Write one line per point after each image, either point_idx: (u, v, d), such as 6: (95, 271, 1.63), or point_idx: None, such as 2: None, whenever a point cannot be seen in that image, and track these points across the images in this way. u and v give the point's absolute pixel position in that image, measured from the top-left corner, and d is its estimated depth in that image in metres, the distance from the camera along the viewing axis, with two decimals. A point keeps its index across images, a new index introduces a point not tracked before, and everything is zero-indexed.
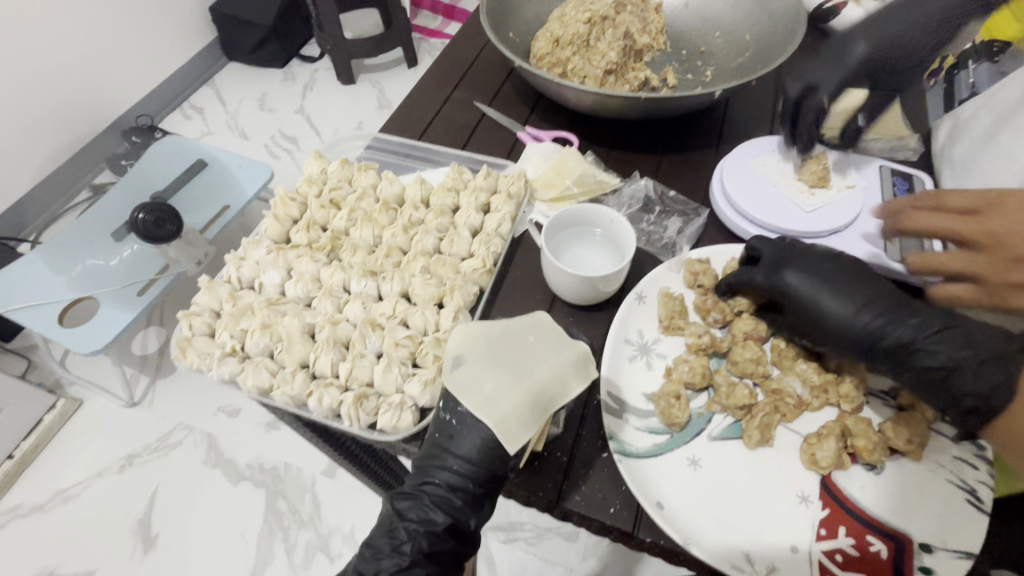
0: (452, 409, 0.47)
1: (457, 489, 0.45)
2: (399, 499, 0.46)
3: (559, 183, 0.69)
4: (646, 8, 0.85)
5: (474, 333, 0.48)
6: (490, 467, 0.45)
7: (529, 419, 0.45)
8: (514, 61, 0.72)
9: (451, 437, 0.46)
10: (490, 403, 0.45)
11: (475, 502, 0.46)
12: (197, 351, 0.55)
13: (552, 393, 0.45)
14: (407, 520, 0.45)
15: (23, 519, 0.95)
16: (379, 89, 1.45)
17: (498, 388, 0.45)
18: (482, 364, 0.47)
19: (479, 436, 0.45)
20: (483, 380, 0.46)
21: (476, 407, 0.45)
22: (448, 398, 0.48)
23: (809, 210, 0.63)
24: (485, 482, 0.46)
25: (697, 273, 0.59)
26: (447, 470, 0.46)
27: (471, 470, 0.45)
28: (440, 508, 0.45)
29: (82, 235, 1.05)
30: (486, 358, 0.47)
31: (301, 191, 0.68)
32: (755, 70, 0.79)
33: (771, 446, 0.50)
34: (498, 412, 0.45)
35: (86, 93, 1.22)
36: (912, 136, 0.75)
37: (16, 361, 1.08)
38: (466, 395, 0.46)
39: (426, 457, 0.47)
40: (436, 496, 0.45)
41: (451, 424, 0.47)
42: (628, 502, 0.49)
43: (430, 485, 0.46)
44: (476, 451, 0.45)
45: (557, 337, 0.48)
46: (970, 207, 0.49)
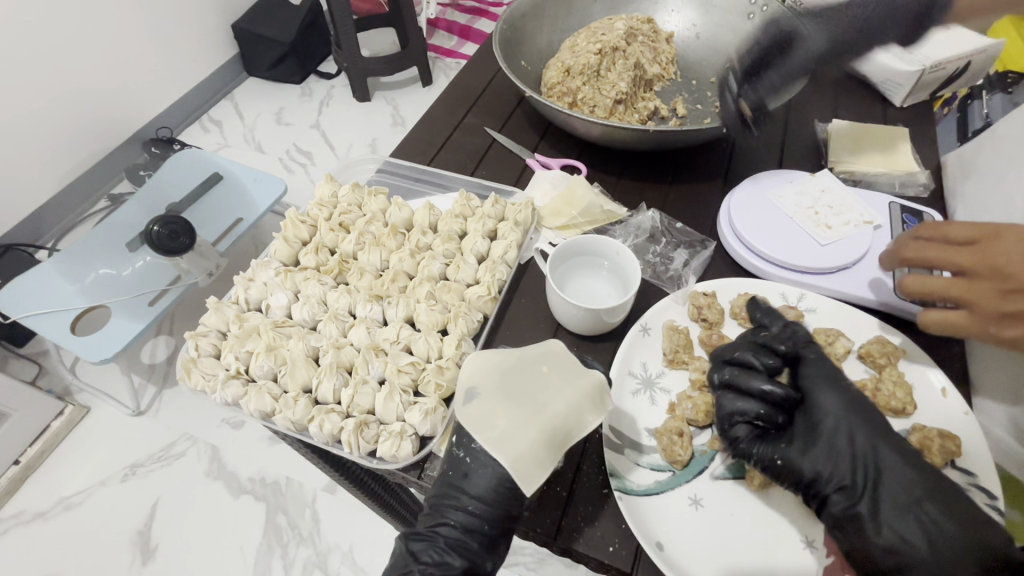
0: (465, 446, 0.47)
1: (472, 531, 0.45)
2: (414, 541, 0.47)
3: (566, 212, 0.70)
4: (658, 39, 0.86)
5: (488, 366, 0.48)
6: (502, 508, 0.45)
7: (547, 458, 0.44)
8: (524, 91, 0.73)
9: (466, 476, 0.47)
10: (506, 440, 0.44)
11: (491, 544, 0.46)
12: (202, 372, 0.56)
13: (568, 429, 0.45)
14: (422, 563, 0.45)
15: (25, 526, 0.95)
16: (394, 106, 1.47)
17: (513, 423, 0.45)
18: (498, 400, 0.46)
19: (493, 477, 0.45)
20: (497, 416, 0.45)
21: (491, 444, 0.44)
22: (463, 434, 0.48)
23: (824, 243, 0.63)
24: (499, 522, 0.45)
25: (701, 307, 0.59)
26: (461, 510, 0.46)
27: (484, 509, 0.45)
28: (457, 551, 0.45)
29: (98, 245, 1.07)
30: (501, 392, 0.47)
31: (311, 213, 0.69)
32: (764, 103, 0.79)
33: (774, 489, 0.49)
34: (514, 450, 0.44)
35: (109, 107, 1.26)
36: (922, 170, 0.74)
37: (28, 366, 1.09)
38: (481, 429, 0.45)
39: (440, 496, 0.47)
40: (452, 538, 0.45)
41: (465, 462, 0.47)
42: (628, 543, 0.48)
43: (446, 527, 0.46)
44: (489, 491, 0.45)
45: (573, 369, 0.48)
46: (956, 265, 0.51)
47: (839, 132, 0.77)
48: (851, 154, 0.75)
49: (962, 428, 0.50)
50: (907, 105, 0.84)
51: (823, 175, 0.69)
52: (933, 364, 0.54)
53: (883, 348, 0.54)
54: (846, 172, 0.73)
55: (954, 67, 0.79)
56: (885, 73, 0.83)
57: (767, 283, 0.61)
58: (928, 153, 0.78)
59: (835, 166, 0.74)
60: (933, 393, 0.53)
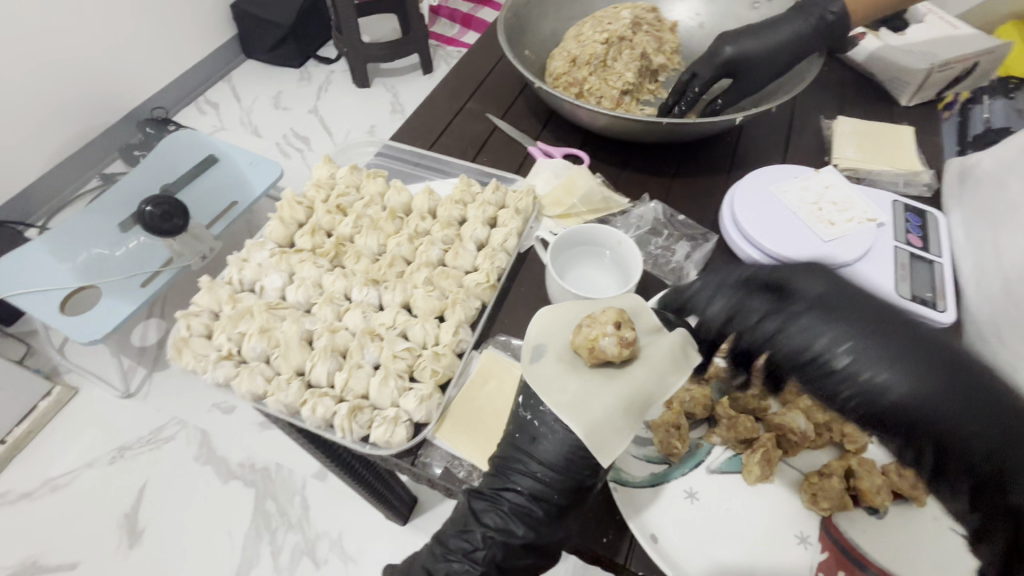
0: (532, 409, 0.47)
1: (539, 500, 0.44)
2: (476, 499, 0.46)
3: (566, 201, 0.69)
4: (661, 28, 0.84)
5: (556, 329, 0.49)
6: (572, 476, 0.44)
7: (623, 425, 0.43)
8: (533, 81, 0.72)
9: (533, 440, 0.46)
10: (578, 405, 0.44)
11: (557, 514, 0.45)
12: (194, 352, 0.55)
13: (647, 394, 0.44)
14: (483, 525, 0.45)
15: (10, 506, 0.94)
16: (393, 93, 1.45)
17: (586, 387, 0.45)
18: (564, 364, 0.47)
19: (564, 443, 0.45)
20: (566, 381, 0.45)
21: (560, 408, 0.44)
22: (530, 397, 0.47)
23: (827, 239, 0.61)
24: (568, 492, 0.44)
25: (585, 322, 0.46)
26: (526, 475, 0.45)
27: (552, 476, 0.44)
28: (519, 518, 0.44)
29: (89, 223, 1.05)
30: (567, 357, 0.47)
31: (308, 195, 0.67)
32: (769, 100, 0.77)
33: (771, 483, 0.49)
34: (586, 417, 0.43)
35: (103, 83, 1.23)
36: (926, 170, 0.73)
37: (15, 345, 1.07)
38: (549, 394, 0.45)
39: (505, 459, 0.46)
40: (516, 504, 0.45)
41: (533, 426, 0.46)
42: (622, 533, 0.48)
43: (511, 493, 0.45)
44: (558, 457, 0.44)
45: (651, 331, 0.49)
46: None
47: (844, 128, 0.77)
48: (855, 152, 0.74)
49: None
50: (913, 105, 0.83)
51: (826, 171, 0.69)
52: None
53: None
54: (848, 170, 0.73)
55: (960, 66, 0.79)
56: (891, 73, 0.82)
57: None
58: (932, 154, 0.78)
59: (837, 163, 0.74)
60: None
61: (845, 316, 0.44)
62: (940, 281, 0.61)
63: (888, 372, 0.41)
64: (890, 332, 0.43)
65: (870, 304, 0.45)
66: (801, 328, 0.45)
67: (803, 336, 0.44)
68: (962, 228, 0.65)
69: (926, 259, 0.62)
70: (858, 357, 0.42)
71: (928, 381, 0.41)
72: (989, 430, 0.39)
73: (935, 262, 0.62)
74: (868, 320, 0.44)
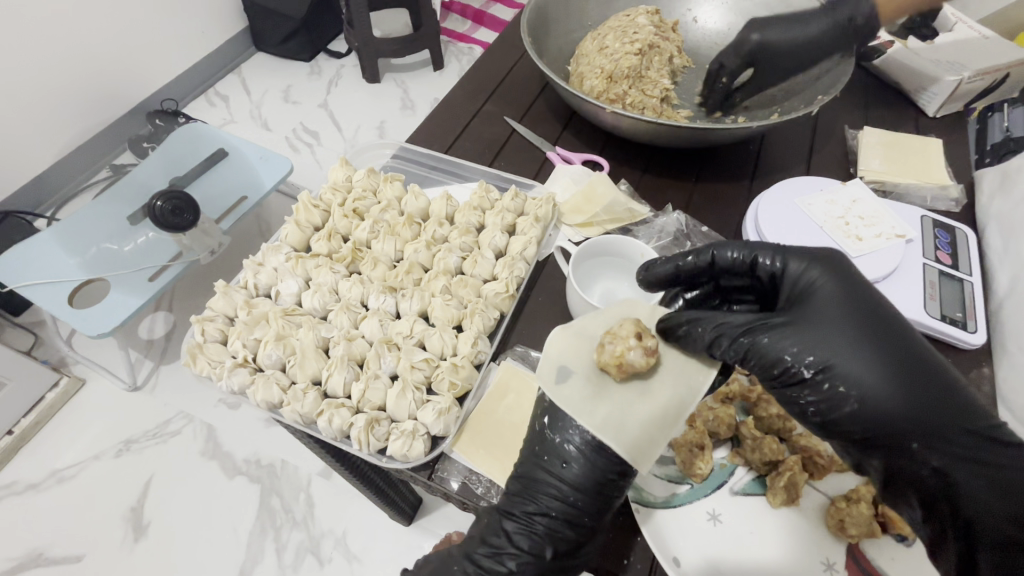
0: (561, 432, 0.45)
1: (572, 523, 0.44)
2: (507, 520, 0.45)
3: (587, 209, 0.67)
4: (666, 28, 0.82)
5: (579, 342, 0.46)
6: (601, 498, 0.44)
7: (660, 437, 0.42)
8: (569, 89, 0.69)
9: (563, 464, 0.45)
10: (614, 425, 0.42)
11: (586, 536, 0.45)
12: (208, 358, 0.54)
13: (681, 403, 0.43)
14: (518, 548, 0.44)
15: (17, 497, 0.94)
16: (404, 89, 1.44)
17: (619, 405, 0.43)
18: (593, 381, 0.44)
19: (596, 465, 0.44)
20: (596, 402, 0.43)
21: (597, 430, 0.42)
22: (557, 419, 0.46)
23: (855, 254, 0.60)
24: (598, 513, 0.44)
25: (606, 341, 0.43)
26: (558, 499, 0.44)
27: (583, 499, 0.44)
28: (552, 542, 0.44)
29: (99, 217, 1.05)
30: (597, 372, 0.44)
31: (324, 198, 0.66)
32: (798, 108, 0.75)
33: (797, 507, 0.48)
34: (625, 437, 0.42)
35: (113, 74, 1.22)
36: (954, 184, 0.71)
37: (23, 336, 1.07)
38: (583, 415, 0.42)
39: (534, 480, 0.45)
40: (550, 527, 0.44)
41: (564, 450, 0.45)
42: (644, 556, 0.47)
43: (543, 516, 0.44)
44: (588, 481, 0.44)
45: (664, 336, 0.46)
46: None
47: (871, 139, 0.75)
48: (882, 163, 0.72)
49: None
50: (940, 115, 0.82)
51: (853, 183, 0.67)
52: None
53: None
54: (875, 182, 0.72)
55: (991, 78, 0.77)
56: (918, 81, 0.81)
57: None
58: (959, 166, 0.76)
59: (864, 174, 0.72)
60: None
61: (831, 329, 0.41)
62: (970, 301, 0.59)
63: (879, 390, 0.39)
64: (886, 347, 0.40)
65: (848, 309, 0.42)
66: (773, 332, 0.41)
67: (774, 343, 0.41)
68: (993, 246, 0.64)
69: (956, 277, 0.61)
70: (830, 367, 0.40)
71: (901, 392, 0.39)
72: (946, 448, 0.38)
73: (965, 280, 0.61)
74: (838, 327, 0.41)
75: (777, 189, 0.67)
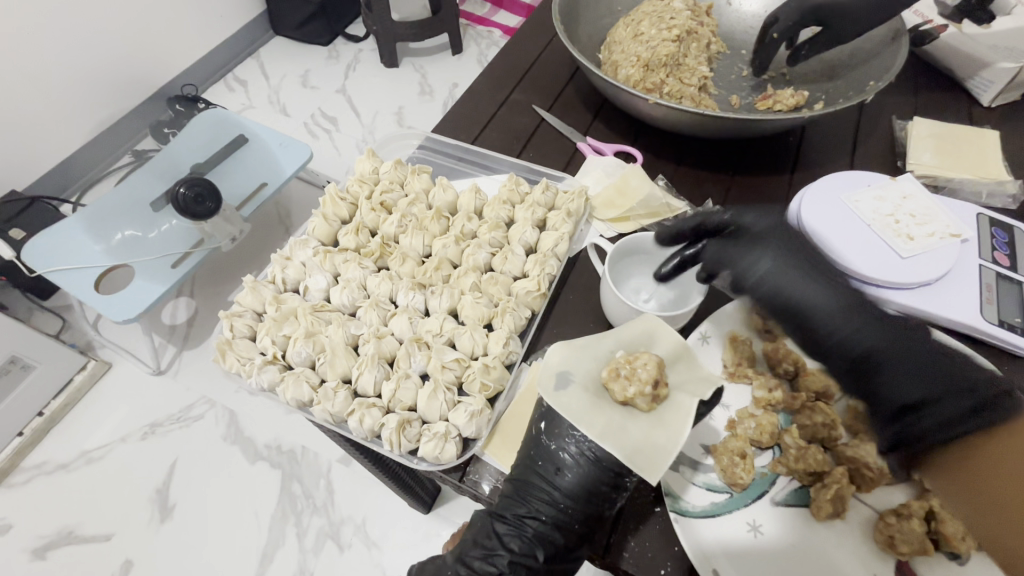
0: (556, 439, 0.45)
1: (562, 528, 0.44)
2: (498, 521, 0.45)
3: (620, 203, 0.65)
4: (701, 12, 0.78)
5: (580, 353, 0.47)
6: (596, 506, 0.44)
7: (663, 447, 0.41)
8: (602, 75, 0.66)
9: (557, 470, 0.44)
10: (615, 434, 0.42)
11: (576, 541, 0.44)
12: (237, 354, 0.53)
13: (681, 410, 0.43)
14: (507, 550, 0.43)
15: (48, 476, 0.96)
16: (422, 74, 1.41)
17: (623, 415, 0.44)
18: (590, 390, 0.45)
19: (591, 475, 0.43)
20: (594, 414, 0.43)
21: (597, 437, 0.42)
22: (554, 427, 0.45)
23: (906, 255, 0.57)
24: (587, 521, 0.44)
25: (622, 373, 0.44)
26: (549, 504, 0.44)
27: (573, 507, 0.44)
28: (541, 544, 0.44)
29: (124, 205, 1.05)
30: (593, 383, 0.45)
31: (351, 190, 0.65)
32: (845, 96, 0.71)
33: (842, 520, 0.46)
34: (626, 442, 0.42)
35: (136, 59, 1.22)
36: (1012, 179, 0.67)
37: (51, 320, 1.08)
38: (582, 421, 0.43)
39: (527, 484, 0.45)
40: (539, 531, 0.44)
41: (558, 457, 0.44)
42: (680, 566, 0.46)
43: (534, 519, 0.44)
44: (580, 489, 0.44)
45: (680, 350, 0.47)
46: None
47: (920, 130, 0.71)
48: (933, 157, 0.69)
49: None
50: (994, 105, 0.77)
51: (903, 179, 0.63)
52: None
53: None
54: (926, 177, 0.68)
55: None
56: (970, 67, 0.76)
57: None
58: (1015, 158, 0.72)
59: (913, 169, 0.68)
60: None
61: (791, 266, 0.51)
62: None
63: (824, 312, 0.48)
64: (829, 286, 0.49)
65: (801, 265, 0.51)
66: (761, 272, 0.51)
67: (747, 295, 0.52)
68: None
69: (1014, 280, 0.57)
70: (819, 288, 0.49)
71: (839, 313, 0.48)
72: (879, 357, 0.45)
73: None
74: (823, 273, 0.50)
75: (820, 186, 0.63)
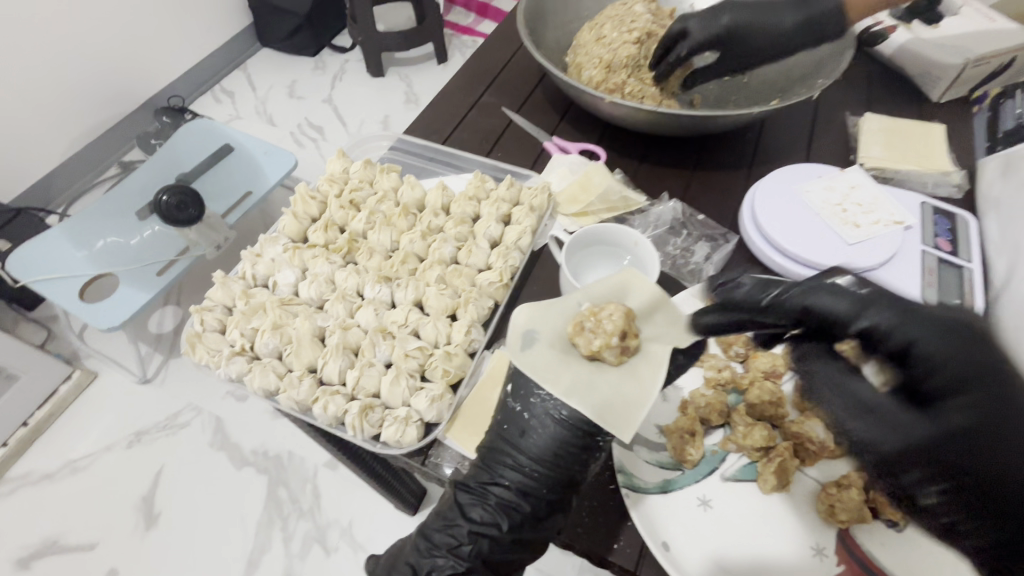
0: (522, 401, 0.46)
1: (528, 495, 0.44)
2: (462, 492, 0.46)
3: (582, 199, 0.67)
4: (664, 15, 0.81)
5: (550, 312, 0.47)
6: (563, 471, 0.44)
7: (632, 403, 0.42)
8: (560, 75, 0.69)
9: (521, 433, 0.46)
10: (582, 390, 0.43)
11: (545, 512, 0.44)
12: (207, 347, 0.55)
13: (652, 365, 0.44)
14: (469, 519, 0.44)
15: (32, 487, 0.96)
16: (407, 83, 1.44)
17: (592, 369, 0.44)
18: (559, 347, 0.45)
19: (555, 437, 0.44)
20: (561, 370, 0.44)
21: (562, 395, 0.42)
22: (520, 389, 0.47)
23: (851, 241, 0.59)
24: (554, 487, 0.44)
25: (588, 327, 0.44)
26: (515, 469, 0.45)
27: (538, 470, 0.44)
28: (506, 513, 0.44)
29: (107, 214, 1.06)
30: (562, 341, 0.46)
31: (321, 189, 0.67)
32: (800, 93, 0.74)
33: (787, 493, 0.48)
34: (593, 397, 0.42)
35: (121, 73, 1.24)
36: (957, 170, 0.70)
37: (36, 330, 1.09)
38: (545, 378, 0.43)
39: (493, 451, 0.46)
40: (503, 499, 0.44)
41: (523, 420, 0.46)
42: (633, 540, 0.48)
43: (497, 487, 0.45)
44: (546, 453, 0.44)
45: (650, 304, 0.47)
46: None
47: (873, 124, 0.74)
48: (882, 150, 0.72)
49: None
50: (945, 101, 0.80)
51: (851, 170, 0.66)
52: None
53: None
54: (876, 169, 0.70)
55: (998, 61, 0.75)
56: (922, 66, 0.79)
57: None
58: (965, 152, 0.75)
59: (864, 162, 0.71)
60: None
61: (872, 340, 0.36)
62: (970, 286, 0.59)
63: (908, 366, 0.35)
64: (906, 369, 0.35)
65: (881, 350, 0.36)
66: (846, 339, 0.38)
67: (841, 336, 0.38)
68: (997, 234, 0.63)
69: (955, 265, 0.60)
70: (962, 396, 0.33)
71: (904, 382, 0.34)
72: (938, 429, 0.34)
73: (964, 266, 0.60)
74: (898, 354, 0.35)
75: (772, 179, 0.66)
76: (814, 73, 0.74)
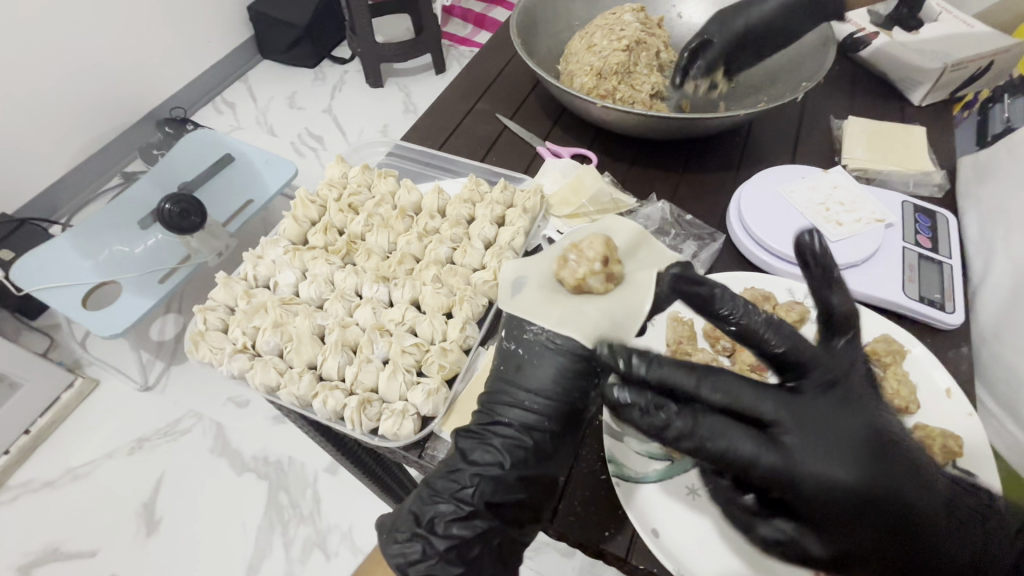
0: (517, 339, 0.47)
1: (531, 430, 0.45)
2: (463, 437, 0.47)
3: (574, 201, 0.69)
4: (652, 25, 0.84)
5: (533, 263, 0.50)
6: (562, 401, 0.46)
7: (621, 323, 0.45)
8: (551, 81, 0.71)
9: (518, 369, 0.47)
10: (573, 319, 0.45)
11: (548, 446, 0.46)
12: (210, 345, 0.57)
13: (638, 291, 0.46)
14: (472, 462, 0.45)
15: (34, 494, 0.97)
16: (406, 93, 1.47)
17: (581, 300, 0.46)
18: (546, 288, 0.48)
19: (554, 367, 0.46)
20: (549, 306, 0.46)
21: (553, 325, 0.45)
22: (513, 328, 0.47)
23: (834, 239, 0.61)
24: (555, 418, 0.46)
25: (571, 259, 0.47)
26: (516, 406, 0.46)
27: (540, 402, 0.46)
28: (510, 452, 0.45)
29: (110, 222, 1.08)
30: (549, 281, 0.48)
31: (321, 193, 0.69)
32: (783, 96, 0.77)
33: None
34: (584, 324, 0.45)
35: (124, 87, 1.27)
36: (937, 170, 0.72)
37: (39, 339, 1.11)
38: (534, 314, 0.46)
39: (494, 392, 0.47)
40: (507, 437, 0.45)
41: (519, 356, 0.47)
42: (623, 528, 0.49)
43: (500, 426, 0.46)
44: (545, 385, 0.46)
45: (631, 243, 0.50)
46: None
47: (856, 127, 0.77)
48: (865, 151, 0.74)
49: (965, 428, 0.48)
50: (926, 105, 0.83)
51: (835, 171, 0.68)
52: (939, 363, 0.52)
53: (889, 346, 0.52)
54: (858, 170, 0.73)
55: (977, 65, 0.78)
56: (904, 72, 0.82)
57: (776, 278, 0.59)
58: (947, 155, 0.77)
59: (847, 162, 0.73)
60: (936, 394, 0.51)
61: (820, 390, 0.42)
62: (949, 281, 0.61)
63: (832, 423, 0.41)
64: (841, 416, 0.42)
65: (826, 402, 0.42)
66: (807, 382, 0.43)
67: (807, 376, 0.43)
68: (976, 231, 0.65)
69: (935, 260, 0.62)
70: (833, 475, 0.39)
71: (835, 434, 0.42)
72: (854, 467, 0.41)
73: (944, 263, 0.62)
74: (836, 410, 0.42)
75: (759, 180, 0.68)
76: (798, 79, 0.77)
